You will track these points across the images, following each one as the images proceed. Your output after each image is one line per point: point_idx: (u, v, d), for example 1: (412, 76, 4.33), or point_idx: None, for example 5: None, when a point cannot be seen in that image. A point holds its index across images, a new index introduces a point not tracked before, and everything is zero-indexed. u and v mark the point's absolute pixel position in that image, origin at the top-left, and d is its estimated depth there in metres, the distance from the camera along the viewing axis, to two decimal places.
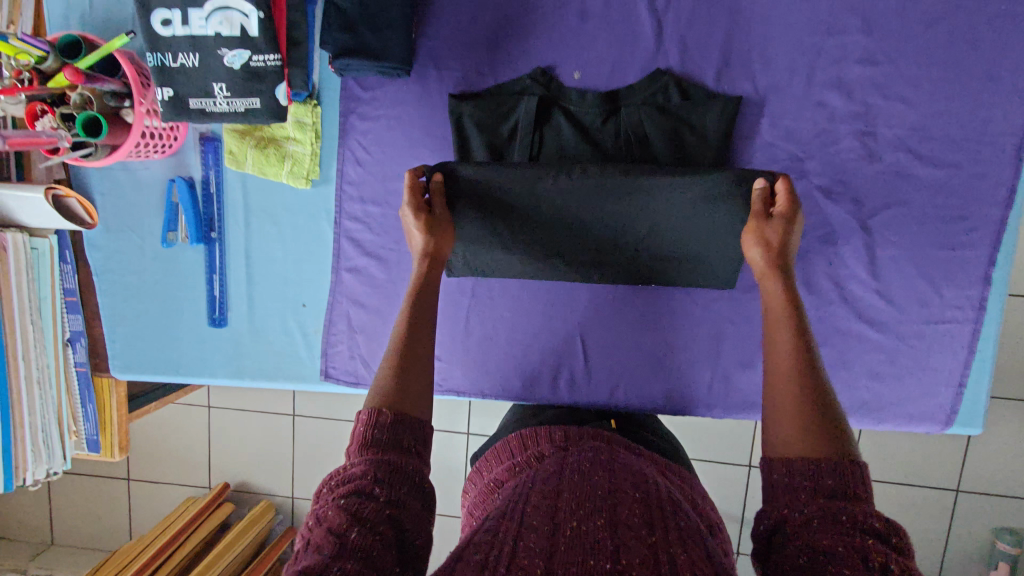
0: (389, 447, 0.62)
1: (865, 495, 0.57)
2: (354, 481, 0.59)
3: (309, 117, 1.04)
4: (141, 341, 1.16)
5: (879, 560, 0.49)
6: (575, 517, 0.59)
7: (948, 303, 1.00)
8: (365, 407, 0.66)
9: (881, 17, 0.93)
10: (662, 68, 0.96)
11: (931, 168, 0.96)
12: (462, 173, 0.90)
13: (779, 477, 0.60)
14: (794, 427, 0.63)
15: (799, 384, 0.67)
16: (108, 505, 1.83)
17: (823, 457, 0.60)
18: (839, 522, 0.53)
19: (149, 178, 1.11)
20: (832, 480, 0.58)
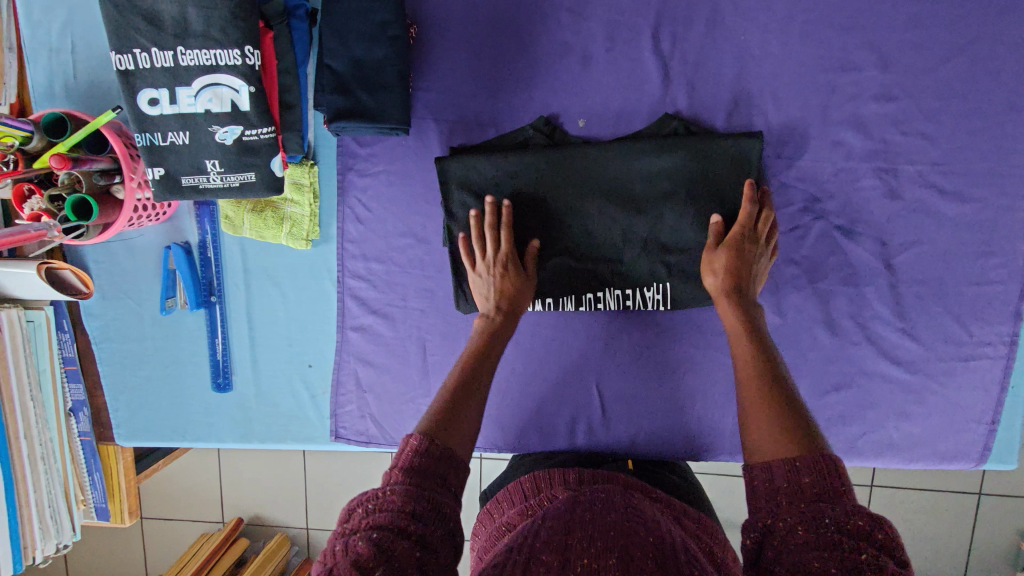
0: (431, 483, 0.62)
1: (848, 489, 0.57)
2: (389, 510, 0.59)
3: (306, 177, 1.01)
4: (145, 409, 1.13)
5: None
6: (584, 556, 0.55)
7: (979, 340, 0.95)
8: (415, 432, 0.67)
9: (897, 51, 0.89)
10: (670, 112, 0.93)
11: (955, 204, 0.92)
12: (453, 165, 0.94)
13: (759, 482, 0.61)
14: (765, 425, 0.66)
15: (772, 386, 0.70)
16: (122, 548, 1.82)
17: (797, 456, 0.61)
18: (831, 558, 0.50)
19: (143, 245, 1.08)
20: (810, 477, 0.58)
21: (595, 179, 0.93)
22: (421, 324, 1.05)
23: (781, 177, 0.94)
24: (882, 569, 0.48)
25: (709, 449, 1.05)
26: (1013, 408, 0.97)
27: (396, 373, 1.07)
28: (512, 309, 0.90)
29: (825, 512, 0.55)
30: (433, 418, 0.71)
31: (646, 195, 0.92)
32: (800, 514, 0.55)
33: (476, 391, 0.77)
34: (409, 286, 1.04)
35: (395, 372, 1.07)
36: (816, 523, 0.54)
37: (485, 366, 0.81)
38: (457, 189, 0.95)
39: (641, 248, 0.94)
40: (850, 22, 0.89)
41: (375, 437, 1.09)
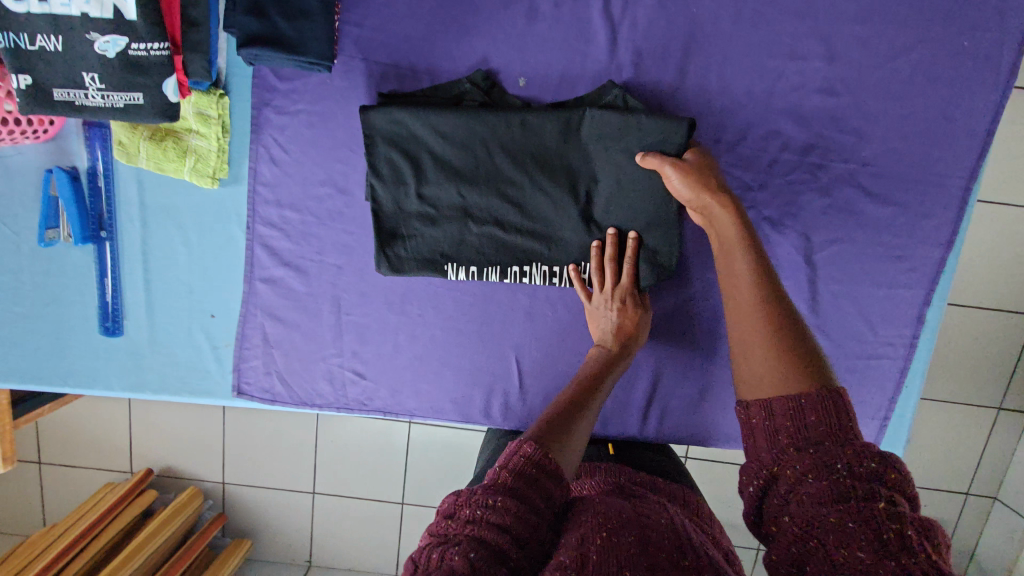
0: (539, 502, 0.54)
1: (853, 429, 0.55)
2: (497, 525, 0.50)
3: (213, 109, 0.91)
4: (20, 349, 1.02)
5: (893, 528, 0.46)
6: (601, 528, 0.52)
7: (882, 340, 0.99)
8: (529, 440, 0.59)
9: (844, 44, 0.88)
10: (612, 80, 0.88)
11: (877, 206, 0.93)
12: (379, 115, 0.87)
13: (760, 420, 0.60)
14: (770, 361, 0.64)
15: (773, 313, 0.68)
16: (12, 494, 1.69)
17: (803, 392, 0.59)
18: (845, 506, 0.49)
19: (22, 166, 0.95)
20: (818, 416, 0.56)
21: (532, 147, 0.88)
22: (336, 281, 0.99)
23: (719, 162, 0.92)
24: (901, 515, 0.47)
25: (622, 431, 1.04)
26: (905, 407, 1.02)
27: (306, 331, 1.01)
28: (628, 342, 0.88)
29: (835, 454, 0.53)
30: (551, 432, 0.64)
31: (582, 171, 0.89)
32: (811, 460, 0.53)
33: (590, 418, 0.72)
34: (326, 239, 0.97)
35: (307, 329, 1.01)
36: (829, 468, 0.52)
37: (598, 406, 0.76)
38: (383, 143, 0.88)
39: (573, 227, 0.91)
40: (802, 9, 0.87)
41: (281, 395, 1.04)
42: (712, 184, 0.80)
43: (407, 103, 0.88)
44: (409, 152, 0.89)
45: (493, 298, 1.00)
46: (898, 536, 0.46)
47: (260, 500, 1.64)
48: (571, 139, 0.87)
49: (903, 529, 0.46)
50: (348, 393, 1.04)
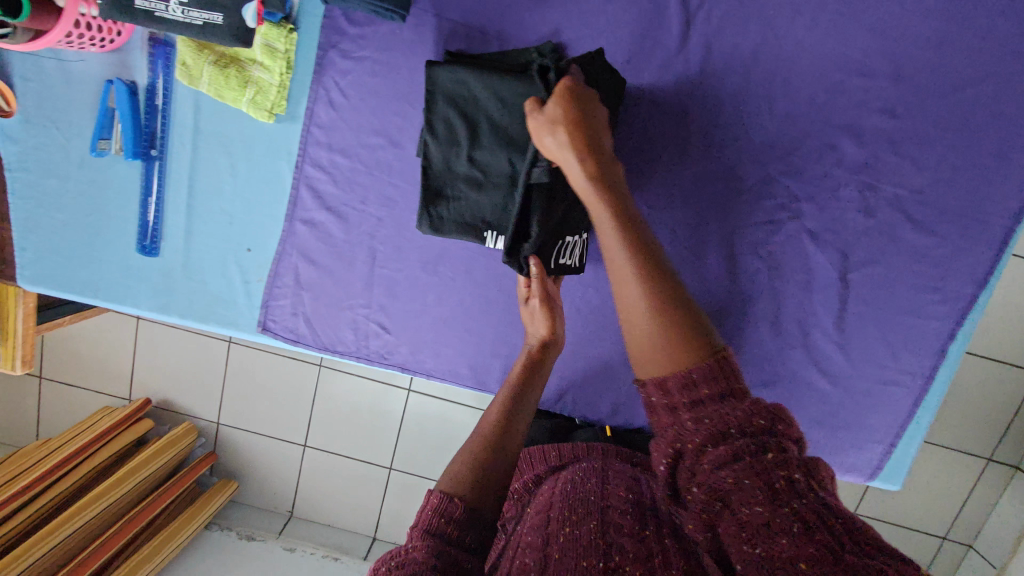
0: (452, 539, 0.58)
1: (740, 390, 0.58)
2: (413, 563, 0.52)
3: (281, 43, 0.91)
4: (55, 255, 1.03)
5: (782, 476, 0.48)
6: (563, 522, 0.56)
7: (902, 368, 0.99)
8: (433, 489, 0.63)
9: (912, 67, 0.88)
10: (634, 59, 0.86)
11: (919, 234, 0.93)
12: (443, 71, 0.87)
13: (659, 399, 0.62)
14: (649, 323, 0.65)
15: (648, 279, 0.68)
16: (16, 402, 1.72)
17: (694, 364, 0.61)
18: (740, 467, 0.50)
19: (83, 73, 0.96)
20: (710, 388, 0.58)
21: None
22: (375, 233, 1.00)
23: (769, 167, 0.92)
24: (788, 461, 0.50)
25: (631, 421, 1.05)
26: (912, 439, 1.02)
27: (338, 278, 1.02)
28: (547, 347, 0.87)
29: (726, 419, 0.55)
30: (461, 477, 0.65)
31: None
32: (706, 430, 0.55)
33: (511, 435, 0.73)
34: (371, 189, 0.98)
35: (340, 276, 1.02)
36: (722, 434, 0.54)
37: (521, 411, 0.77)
38: (444, 101, 0.88)
39: None
40: (878, 26, 0.87)
41: (304, 337, 1.05)
42: (578, 139, 0.76)
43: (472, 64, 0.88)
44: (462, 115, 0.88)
45: None
46: (788, 485, 0.48)
47: (256, 444, 1.65)
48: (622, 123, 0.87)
49: (791, 477, 0.48)
50: (370, 345, 1.05)
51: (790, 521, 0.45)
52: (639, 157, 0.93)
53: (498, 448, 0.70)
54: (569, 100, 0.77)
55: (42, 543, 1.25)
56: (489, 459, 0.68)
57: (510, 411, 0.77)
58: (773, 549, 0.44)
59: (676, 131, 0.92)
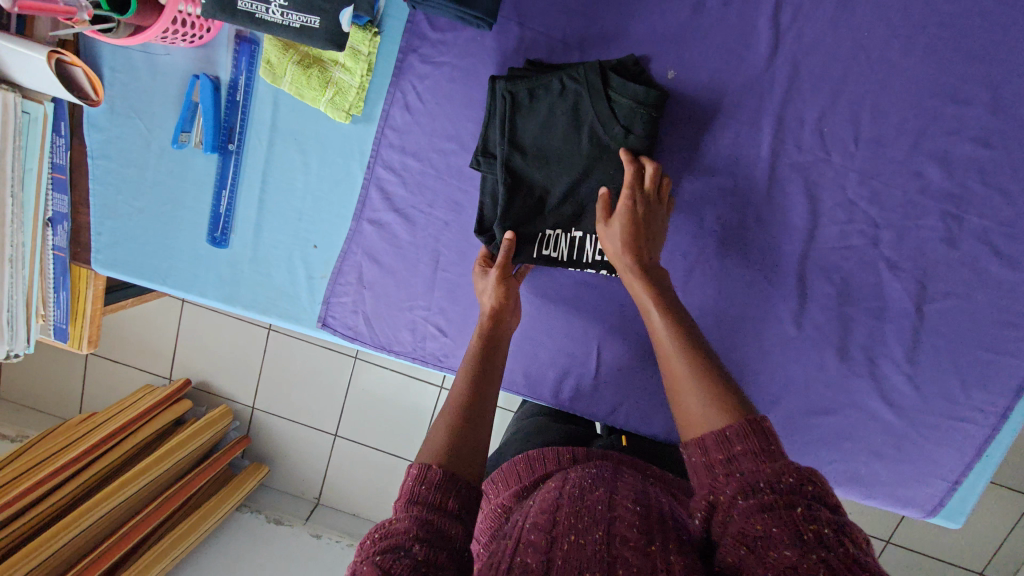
0: (435, 508, 0.57)
1: (776, 451, 0.57)
2: (396, 537, 0.53)
3: (365, 46, 0.92)
4: (130, 241, 1.06)
5: (812, 530, 0.47)
6: (570, 529, 0.54)
7: (973, 405, 0.95)
8: (416, 462, 0.62)
9: (1012, 97, 0.85)
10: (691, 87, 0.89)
11: (1005, 268, 0.90)
12: (501, 81, 0.87)
13: (698, 459, 0.61)
14: (698, 399, 0.66)
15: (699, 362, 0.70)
16: (66, 377, 1.77)
17: (727, 425, 0.60)
18: (770, 517, 0.49)
19: (169, 67, 0.99)
20: (743, 445, 0.58)
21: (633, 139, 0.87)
22: (440, 237, 1.00)
23: (850, 192, 0.90)
24: (817, 516, 0.48)
25: None
26: (977, 477, 0.99)
27: (400, 279, 1.03)
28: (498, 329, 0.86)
29: (757, 475, 0.54)
30: (445, 449, 0.64)
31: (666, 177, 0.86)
32: (738, 483, 0.54)
33: (484, 406, 0.73)
34: (440, 194, 0.99)
35: (402, 278, 1.03)
36: (753, 488, 0.53)
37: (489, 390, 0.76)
38: (501, 106, 0.88)
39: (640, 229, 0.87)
40: (977, 53, 0.84)
41: (362, 334, 1.05)
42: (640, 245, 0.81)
43: (536, 72, 0.88)
44: (511, 115, 0.88)
45: (587, 283, 1.01)
46: (818, 536, 0.47)
47: (293, 432, 1.67)
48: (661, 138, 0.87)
49: (820, 528, 0.47)
50: (426, 347, 1.04)
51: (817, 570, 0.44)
52: (715, 174, 0.92)
53: (480, 417, 0.70)
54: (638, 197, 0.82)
55: (90, 511, 1.29)
56: (470, 430, 0.68)
57: (486, 383, 0.76)
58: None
59: (754, 150, 0.90)
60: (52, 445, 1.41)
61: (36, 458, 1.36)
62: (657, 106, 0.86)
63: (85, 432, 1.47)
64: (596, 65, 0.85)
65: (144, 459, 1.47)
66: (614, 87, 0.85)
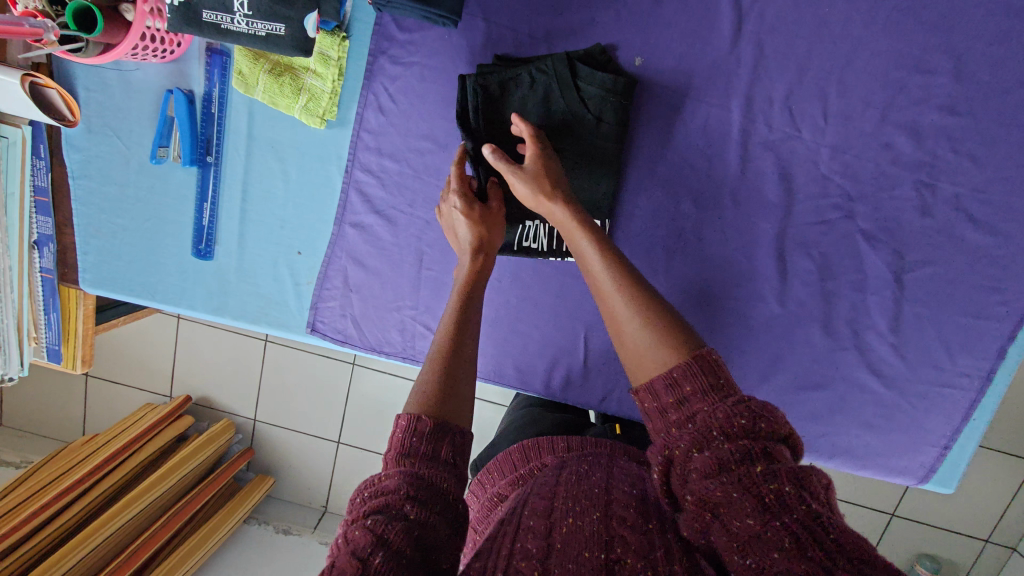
0: (426, 461, 0.58)
1: (726, 385, 0.57)
2: (386, 495, 0.55)
3: (334, 50, 0.93)
4: (116, 259, 1.07)
5: (771, 488, 0.48)
6: (570, 513, 0.54)
7: (958, 370, 0.96)
8: (404, 412, 0.62)
9: (975, 63, 0.86)
10: (659, 72, 0.90)
11: (980, 233, 0.91)
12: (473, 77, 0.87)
13: (650, 404, 0.60)
14: (643, 335, 0.66)
15: (636, 297, 0.69)
16: (65, 398, 1.78)
17: (676, 364, 0.60)
18: (728, 478, 0.50)
19: (143, 83, 0.99)
20: (693, 385, 0.58)
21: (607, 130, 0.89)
22: (422, 236, 1.01)
23: (822, 167, 0.91)
24: (777, 472, 0.49)
25: None
26: (967, 442, 1.00)
27: (386, 280, 1.04)
28: (486, 246, 0.85)
29: (710, 423, 0.54)
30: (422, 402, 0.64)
31: None
32: (692, 437, 0.55)
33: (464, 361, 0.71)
34: (419, 193, 0.99)
35: (387, 278, 1.04)
36: (706, 438, 0.54)
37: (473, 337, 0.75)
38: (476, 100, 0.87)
39: None
40: (939, 22, 0.85)
41: (352, 338, 1.06)
42: (551, 186, 0.80)
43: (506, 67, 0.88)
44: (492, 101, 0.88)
45: (570, 273, 1.01)
46: (778, 496, 0.48)
47: (294, 441, 1.68)
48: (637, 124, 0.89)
49: (780, 487, 0.48)
50: (416, 346, 1.05)
51: (780, 536, 0.46)
52: (689, 158, 0.92)
53: (454, 370, 0.69)
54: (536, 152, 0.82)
55: (100, 530, 1.31)
56: (450, 380, 0.68)
57: (462, 321, 0.76)
58: (766, 564, 0.45)
59: (727, 130, 0.91)
60: (54, 469, 1.42)
61: (37, 483, 1.36)
62: (623, 92, 0.88)
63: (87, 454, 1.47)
64: (565, 56, 0.86)
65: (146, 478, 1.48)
66: (584, 76, 0.87)
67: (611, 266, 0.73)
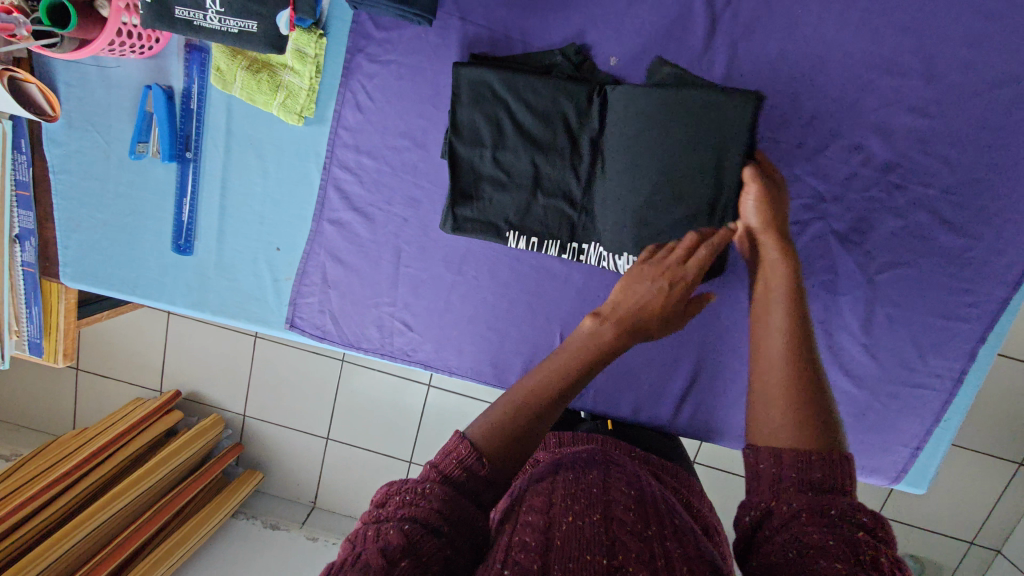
0: (467, 494, 0.56)
1: (851, 491, 0.57)
2: (423, 506, 0.53)
3: (311, 48, 0.94)
4: (96, 253, 1.07)
5: (869, 551, 0.48)
6: (570, 510, 0.56)
7: (930, 371, 0.97)
8: (459, 432, 0.61)
9: (946, 66, 0.87)
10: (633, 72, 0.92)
11: (951, 235, 0.91)
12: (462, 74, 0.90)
13: (768, 466, 0.61)
14: (785, 408, 0.64)
15: (789, 375, 0.67)
16: (52, 392, 1.78)
17: (814, 450, 0.59)
18: (830, 531, 0.51)
19: (122, 79, 1.00)
20: (823, 473, 0.57)
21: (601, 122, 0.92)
22: (400, 233, 1.02)
23: (795, 168, 0.92)
24: (878, 547, 0.49)
25: (652, 422, 1.03)
26: (939, 442, 1.00)
27: (364, 276, 1.04)
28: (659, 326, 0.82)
29: (835, 503, 0.54)
30: (496, 427, 0.62)
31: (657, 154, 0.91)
32: (807, 500, 0.55)
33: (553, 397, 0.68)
34: (397, 190, 1.00)
35: (365, 275, 1.04)
36: (823, 511, 0.54)
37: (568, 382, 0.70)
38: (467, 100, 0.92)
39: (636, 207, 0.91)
40: (909, 24, 0.86)
41: (330, 333, 1.07)
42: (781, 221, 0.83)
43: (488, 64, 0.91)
44: (499, 106, 0.92)
45: (547, 272, 1.01)
46: (873, 559, 0.48)
47: (282, 436, 1.69)
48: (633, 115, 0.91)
49: (877, 553, 0.48)
50: (394, 342, 1.06)
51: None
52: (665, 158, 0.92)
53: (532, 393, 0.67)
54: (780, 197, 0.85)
55: (93, 516, 1.33)
56: (517, 410, 0.64)
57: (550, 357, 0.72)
58: None
59: None
60: (47, 459, 1.44)
61: (32, 471, 1.39)
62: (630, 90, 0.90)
63: (80, 444, 1.49)
64: (544, 54, 0.92)
65: (138, 469, 1.50)
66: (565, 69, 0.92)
67: (788, 334, 0.71)
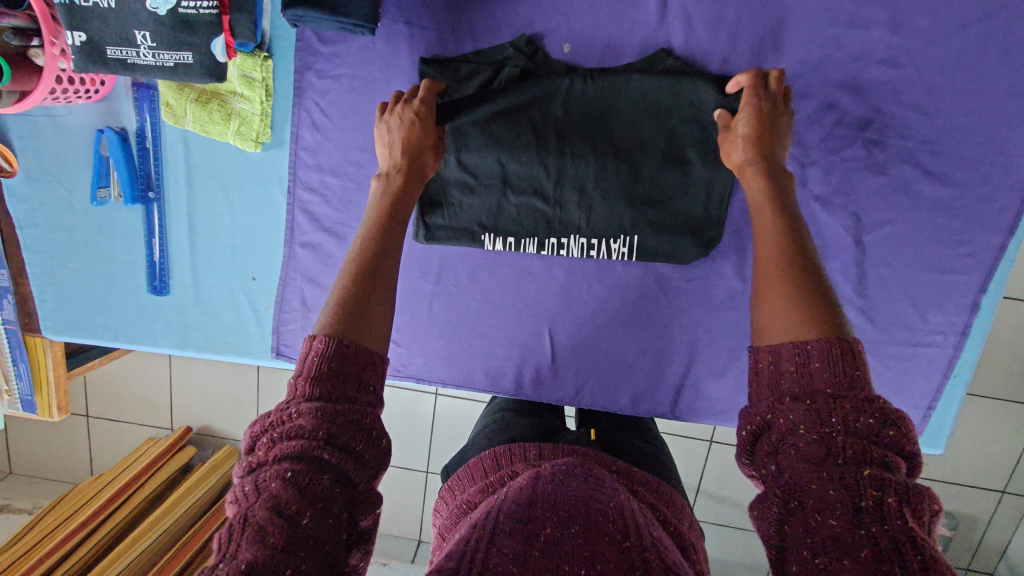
0: (332, 381, 0.53)
1: (861, 380, 0.50)
2: (301, 435, 0.50)
3: (257, 71, 0.92)
4: (74, 304, 1.06)
5: (872, 496, 0.44)
6: (551, 520, 0.51)
7: (932, 328, 0.93)
8: (317, 333, 0.56)
9: (911, 11, 0.83)
10: (585, 55, 0.89)
11: (937, 186, 0.88)
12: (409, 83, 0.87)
13: (768, 367, 0.55)
14: (784, 308, 0.57)
15: (789, 268, 0.61)
16: (53, 445, 1.75)
17: (813, 337, 0.53)
18: (828, 477, 0.46)
19: (75, 125, 0.98)
20: (824, 361, 0.51)
21: (564, 111, 0.89)
22: None
23: None
24: (885, 482, 0.44)
25: (652, 410, 1.01)
26: (951, 399, 0.97)
27: None
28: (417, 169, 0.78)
29: (831, 410, 0.48)
30: (339, 302, 0.59)
31: (626, 136, 0.89)
32: (805, 412, 0.49)
33: (396, 247, 0.67)
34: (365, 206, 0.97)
35: None
36: (820, 424, 0.48)
37: (398, 238, 0.68)
38: None
39: (615, 191, 0.91)
40: None
41: None
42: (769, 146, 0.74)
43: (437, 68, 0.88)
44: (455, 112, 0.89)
45: (528, 270, 0.99)
46: (877, 505, 0.44)
47: None
48: (597, 101, 0.88)
49: (882, 496, 0.44)
50: None
51: (860, 544, 0.43)
52: (631, 137, 0.89)
53: (376, 267, 0.63)
54: (788, 111, 0.77)
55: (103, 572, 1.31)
56: (364, 284, 0.61)
57: (388, 231, 0.68)
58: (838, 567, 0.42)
59: None
60: (63, 511, 1.42)
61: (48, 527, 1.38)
62: (588, 76, 0.88)
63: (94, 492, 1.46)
64: (495, 48, 0.89)
65: (159, 507, 1.48)
66: (519, 62, 0.89)
67: (791, 237, 0.63)
